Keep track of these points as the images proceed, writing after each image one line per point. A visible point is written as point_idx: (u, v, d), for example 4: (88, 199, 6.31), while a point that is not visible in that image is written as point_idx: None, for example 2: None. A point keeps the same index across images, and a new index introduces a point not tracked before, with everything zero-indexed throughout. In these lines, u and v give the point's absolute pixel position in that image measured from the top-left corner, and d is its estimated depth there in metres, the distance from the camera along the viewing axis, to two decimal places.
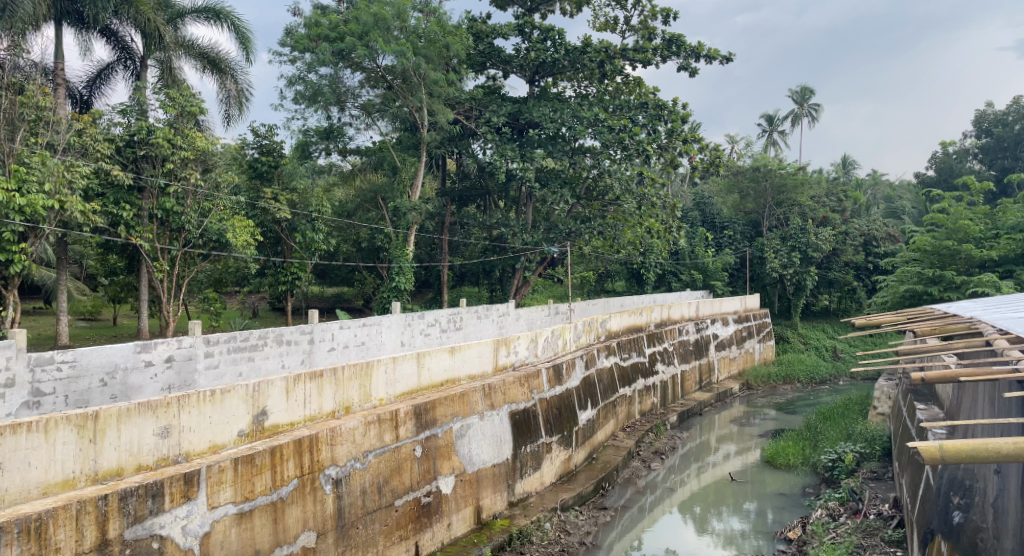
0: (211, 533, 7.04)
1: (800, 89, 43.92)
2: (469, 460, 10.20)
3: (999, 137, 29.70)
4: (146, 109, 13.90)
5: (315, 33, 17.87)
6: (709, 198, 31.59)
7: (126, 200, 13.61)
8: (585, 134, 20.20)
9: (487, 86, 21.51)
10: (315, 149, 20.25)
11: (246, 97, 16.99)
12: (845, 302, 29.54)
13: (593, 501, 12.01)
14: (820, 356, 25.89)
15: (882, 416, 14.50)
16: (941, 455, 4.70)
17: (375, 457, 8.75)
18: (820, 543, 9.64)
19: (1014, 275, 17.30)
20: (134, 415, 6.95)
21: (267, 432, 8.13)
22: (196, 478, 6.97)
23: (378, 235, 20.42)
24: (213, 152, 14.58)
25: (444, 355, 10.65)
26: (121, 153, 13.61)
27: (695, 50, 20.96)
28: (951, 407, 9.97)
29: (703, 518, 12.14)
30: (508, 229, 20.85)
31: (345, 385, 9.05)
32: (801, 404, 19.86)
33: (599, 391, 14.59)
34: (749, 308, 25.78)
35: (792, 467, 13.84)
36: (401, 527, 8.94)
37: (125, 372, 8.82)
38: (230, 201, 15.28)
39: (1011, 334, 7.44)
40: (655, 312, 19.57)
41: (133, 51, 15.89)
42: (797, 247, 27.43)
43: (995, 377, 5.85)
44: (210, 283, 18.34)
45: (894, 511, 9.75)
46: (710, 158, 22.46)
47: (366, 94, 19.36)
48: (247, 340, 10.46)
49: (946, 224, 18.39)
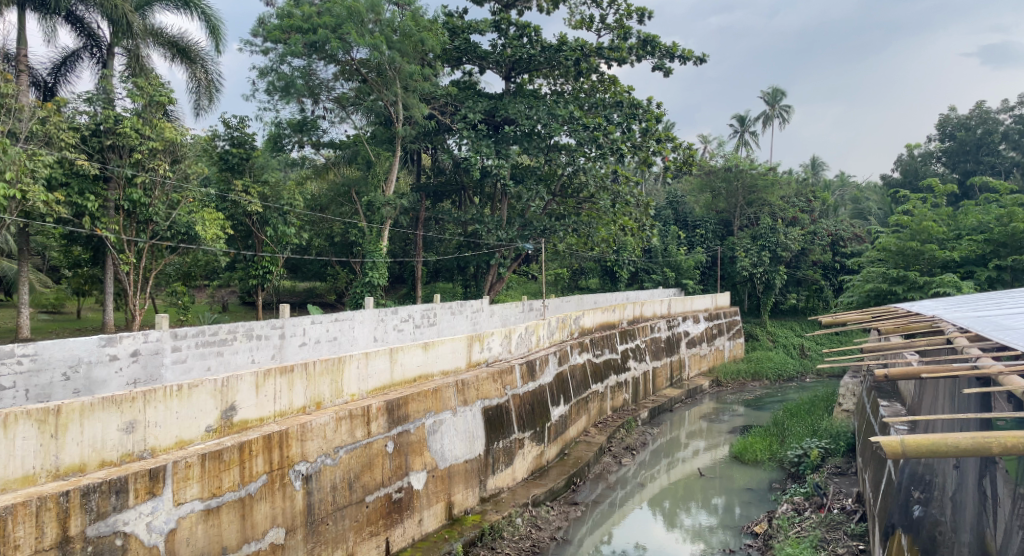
0: (177, 529, 6.95)
1: (772, 91, 44.62)
2: (441, 455, 10.20)
3: (962, 141, 30.50)
4: (112, 98, 13.62)
5: (287, 24, 17.51)
6: (681, 197, 31.81)
7: (91, 190, 13.31)
8: (560, 132, 20.27)
9: (463, 82, 21.46)
10: (288, 142, 20.05)
11: (216, 87, 16.74)
12: (813, 300, 30.07)
13: (564, 496, 12.10)
14: (788, 353, 26.38)
15: (846, 412, 14.88)
16: (902, 449, 4.86)
17: (346, 453, 8.71)
18: (785, 537, 9.84)
19: (974, 276, 17.78)
20: (97, 410, 6.83)
21: (235, 428, 8.05)
22: (162, 474, 6.88)
23: (351, 229, 20.26)
24: (184, 143, 14.31)
25: (417, 351, 10.63)
26: (87, 142, 13.32)
27: (670, 51, 21.14)
28: (913, 404, 10.24)
29: (673, 513, 12.28)
30: (483, 226, 20.96)
31: (316, 381, 8.98)
32: (769, 401, 20.20)
33: (572, 387, 14.70)
34: (720, 306, 26.12)
35: (759, 463, 14.10)
36: (372, 523, 8.91)
37: (89, 365, 8.67)
38: (200, 193, 15.05)
39: (971, 332, 7.68)
40: (628, 309, 19.66)
41: (99, 38, 15.50)
42: (766, 247, 27.88)
43: (953, 373, 6.02)
44: (178, 276, 17.60)
45: (857, 506, 9.98)
46: (684, 157, 22.75)
47: (340, 88, 19.15)
48: (216, 334, 10.33)
49: (911, 226, 18.82)
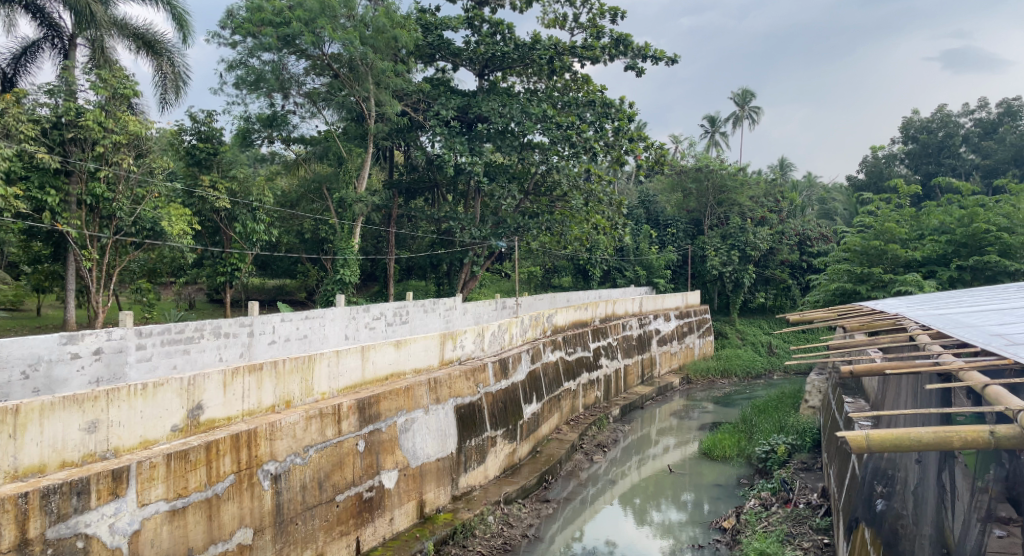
0: (142, 531, 6.82)
1: (742, 92, 45.24)
2: (413, 454, 10.15)
3: (925, 143, 31.31)
4: (74, 90, 13.24)
5: (258, 18, 17.17)
6: (653, 196, 32.06)
7: (51, 184, 12.93)
8: (534, 130, 20.29)
9: (436, 78, 21.37)
10: (257, 137, 19.81)
11: (183, 80, 16.43)
12: (781, 298, 30.55)
13: (536, 494, 12.16)
14: (756, 351, 26.81)
15: (812, 408, 15.25)
16: (867, 444, 4.96)
17: (316, 452, 8.62)
18: (752, 531, 10.01)
19: (936, 275, 18.21)
20: (58, 409, 6.66)
21: (202, 427, 7.90)
22: (125, 474, 6.74)
23: (322, 226, 20.06)
24: (149, 137, 14.00)
25: (389, 349, 10.56)
26: (47, 135, 12.90)
27: (642, 51, 21.29)
28: (877, 400, 10.47)
29: (643, 509, 12.39)
30: (457, 222, 20.89)
31: (285, 379, 8.87)
32: (738, 398, 20.51)
33: (544, 385, 14.75)
34: (690, 304, 26.43)
35: (728, 459, 14.29)
36: (342, 522, 8.83)
37: (49, 363, 8.44)
38: (166, 188, 14.74)
39: (932, 330, 7.88)
40: (600, 308, 19.79)
41: (61, 29, 15.05)
42: (735, 246, 28.32)
43: (917, 369, 6.16)
44: (142, 273, 17.25)
45: (822, 500, 10.18)
46: (656, 157, 22.93)
47: (311, 83, 18.86)
48: (183, 331, 10.12)
49: (875, 226, 19.22)
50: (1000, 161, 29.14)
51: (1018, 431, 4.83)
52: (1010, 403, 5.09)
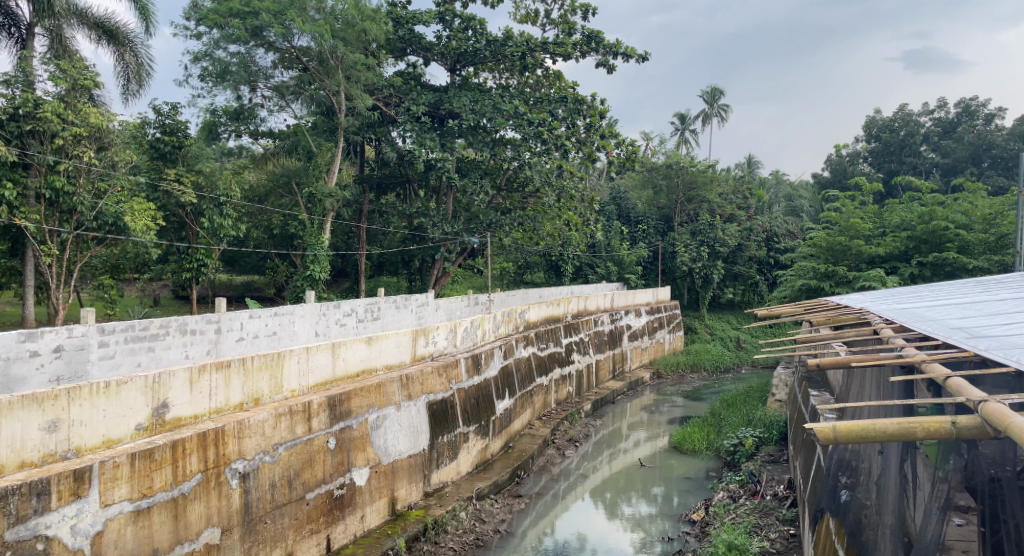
0: (105, 532, 6.68)
1: (710, 90, 45.69)
2: (384, 451, 10.09)
3: (887, 142, 32.05)
4: (32, 81, 12.84)
5: (225, 9, 16.93)
6: (624, 193, 32.30)
7: (9, 177, 12.63)
8: (505, 126, 20.20)
9: (407, 74, 21.22)
10: (224, 130, 19.55)
11: (147, 72, 16.09)
12: (749, 294, 31.01)
13: (508, 489, 12.18)
14: (725, 346, 27.19)
15: (778, 402, 15.56)
16: (834, 436, 5.07)
17: (285, 450, 8.52)
18: (721, 523, 10.14)
19: (898, 272, 18.61)
20: (17, 408, 6.48)
21: (168, 426, 7.75)
22: (88, 474, 6.61)
23: (292, 221, 19.83)
24: (111, 129, 13.69)
25: (360, 345, 10.47)
26: (4, 127, 12.47)
27: (613, 48, 21.38)
28: (841, 393, 10.72)
29: (613, 503, 12.50)
30: (428, 219, 20.59)
31: (253, 376, 8.75)
32: (707, 392, 20.79)
33: (517, 381, 14.78)
34: (660, 300, 26.73)
35: (697, 452, 14.49)
36: (313, 520, 8.75)
37: (7, 361, 8.18)
38: (129, 181, 14.39)
39: (896, 323, 8.04)
40: (573, 303, 19.92)
41: (18, 18, 14.61)
42: (705, 242, 28.78)
43: (881, 362, 6.27)
44: (105, 268, 16.80)
45: (788, 492, 10.38)
46: (626, 154, 23.03)
47: (279, 76, 18.57)
48: (147, 329, 9.91)
49: (839, 223, 19.66)
50: (958, 159, 29.94)
51: (978, 421, 4.98)
52: (970, 395, 5.23)
